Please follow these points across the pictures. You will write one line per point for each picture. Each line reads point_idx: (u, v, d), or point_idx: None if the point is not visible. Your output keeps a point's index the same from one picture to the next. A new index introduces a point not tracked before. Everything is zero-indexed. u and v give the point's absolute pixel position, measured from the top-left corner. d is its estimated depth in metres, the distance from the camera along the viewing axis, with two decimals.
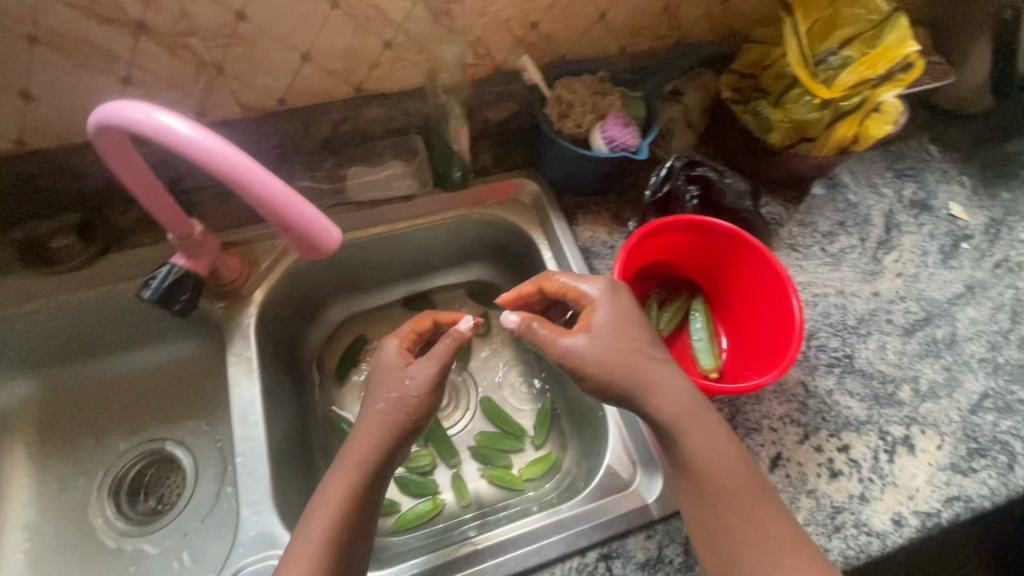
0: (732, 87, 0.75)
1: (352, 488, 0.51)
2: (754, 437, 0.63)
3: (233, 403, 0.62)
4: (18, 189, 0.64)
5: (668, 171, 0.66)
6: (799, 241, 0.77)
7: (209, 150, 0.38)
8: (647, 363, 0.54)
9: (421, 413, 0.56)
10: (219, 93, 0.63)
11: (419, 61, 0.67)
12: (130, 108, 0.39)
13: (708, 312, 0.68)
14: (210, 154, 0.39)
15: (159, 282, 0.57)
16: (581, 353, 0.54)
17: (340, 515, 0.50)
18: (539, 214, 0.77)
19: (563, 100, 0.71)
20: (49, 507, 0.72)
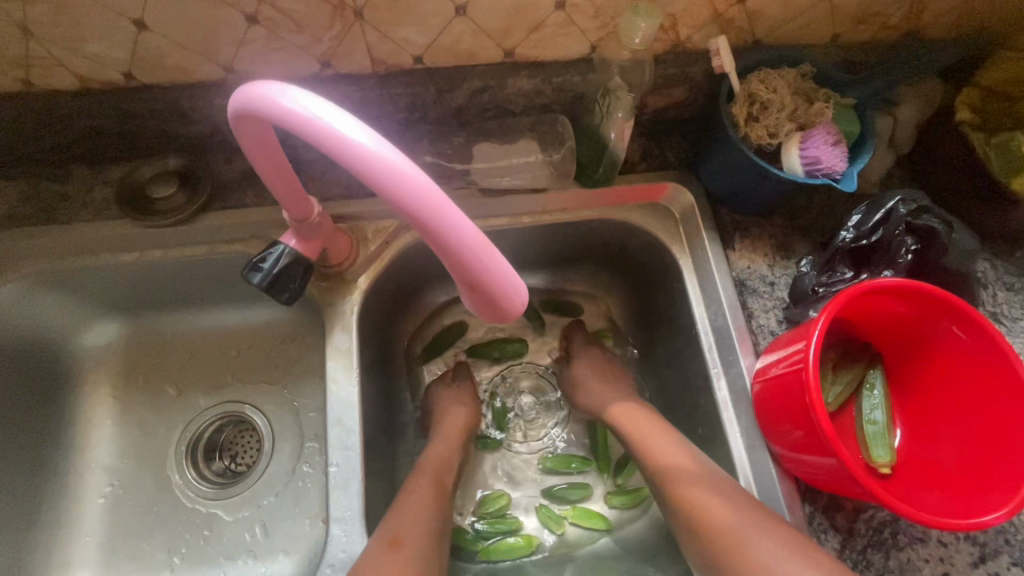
0: (971, 107, 0.58)
1: (427, 488, 0.55)
2: (918, 548, 0.53)
3: (329, 402, 0.56)
4: (123, 123, 0.58)
5: (886, 215, 0.54)
6: (1004, 309, 0.61)
7: (404, 180, 0.31)
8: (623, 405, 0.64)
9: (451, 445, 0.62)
10: (352, 43, 0.52)
11: (591, 28, 0.54)
12: (291, 99, 0.31)
13: (888, 391, 0.55)
14: (407, 190, 0.31)
15: (270, 265, 0.50)
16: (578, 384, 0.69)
17: (418, 519, 0.51)
18: (686, 228, 0.65)
19: (758, 98, 0.56)
20: (129, 453, 0.70)
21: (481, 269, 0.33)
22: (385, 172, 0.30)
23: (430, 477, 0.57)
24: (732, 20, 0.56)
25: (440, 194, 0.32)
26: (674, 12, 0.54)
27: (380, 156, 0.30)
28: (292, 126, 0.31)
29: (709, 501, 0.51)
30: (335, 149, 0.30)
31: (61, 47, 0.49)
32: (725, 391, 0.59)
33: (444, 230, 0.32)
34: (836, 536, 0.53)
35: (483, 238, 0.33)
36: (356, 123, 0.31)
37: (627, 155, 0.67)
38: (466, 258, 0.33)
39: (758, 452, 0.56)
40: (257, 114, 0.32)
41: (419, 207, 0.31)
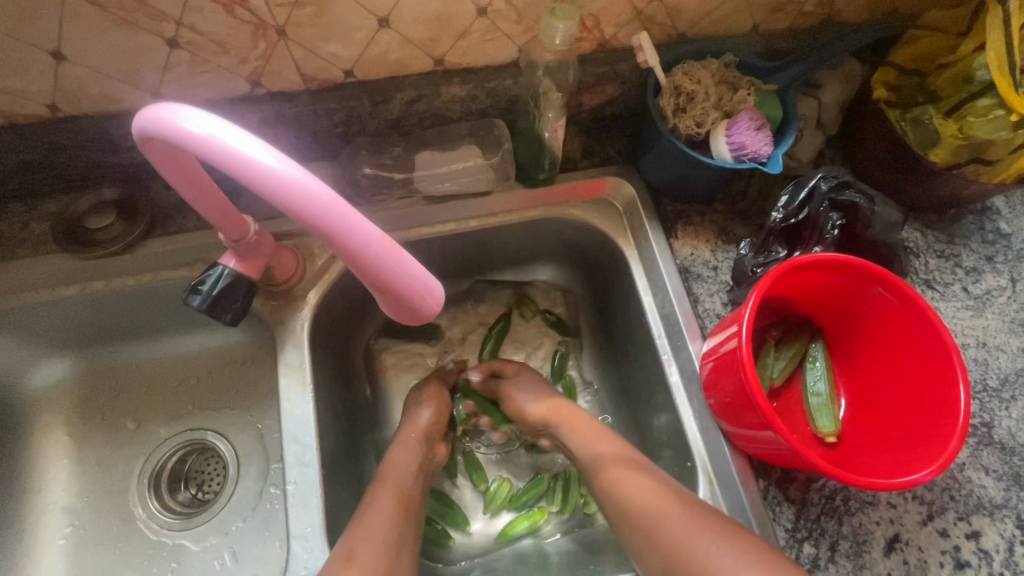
0: (885, 85, 0.61)
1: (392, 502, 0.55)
2: (868, 512, 0.55)
3: (285, 420, 0.56)
4: (53, 157, 0.57)
5: (809, 193, 0.56)
6: (936, 276, 0.64)
7: (306, 196, 0.31)
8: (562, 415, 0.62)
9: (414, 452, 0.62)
10: (279, 61, 0.52)
11: (516, 33, 0.55)
12: (191, 119, 0.31)
13: (829, 361, 0.56)
14: (309, 207, 0.31)
15: (210, 287, 0.49)
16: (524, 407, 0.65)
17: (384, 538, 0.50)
18: (631, 221, 0.67)
19: (683, 89, 0.58)
20: (90, 491, 0.68)
21: (393, 275, 0.35)
22: (283, 187, 0.31)
23: (392, 486, 0.56)
24: (653, 17, 0.58)
25: (342, 204, 0.32)
26: (595, 12, 0.56)
27: (278, 171, 0.31)
28: (192, 147, 0.31)
29: (634, 487, 0.52)
30: (234, 166, 0.31)
31: None
32: (677, 375, 0.60)
33: (350, 241, 0.33)
34: (791, 508, 0.55)
35: (392, 246, 0.34)
36: (255, 142, 0.31)
37: (567, 153, 0.68)
38: (378, 266, 0.34)
39: (712, 433, 0.58)
40: (161, 139, 0.32)
41: (320, 219, 0.32)
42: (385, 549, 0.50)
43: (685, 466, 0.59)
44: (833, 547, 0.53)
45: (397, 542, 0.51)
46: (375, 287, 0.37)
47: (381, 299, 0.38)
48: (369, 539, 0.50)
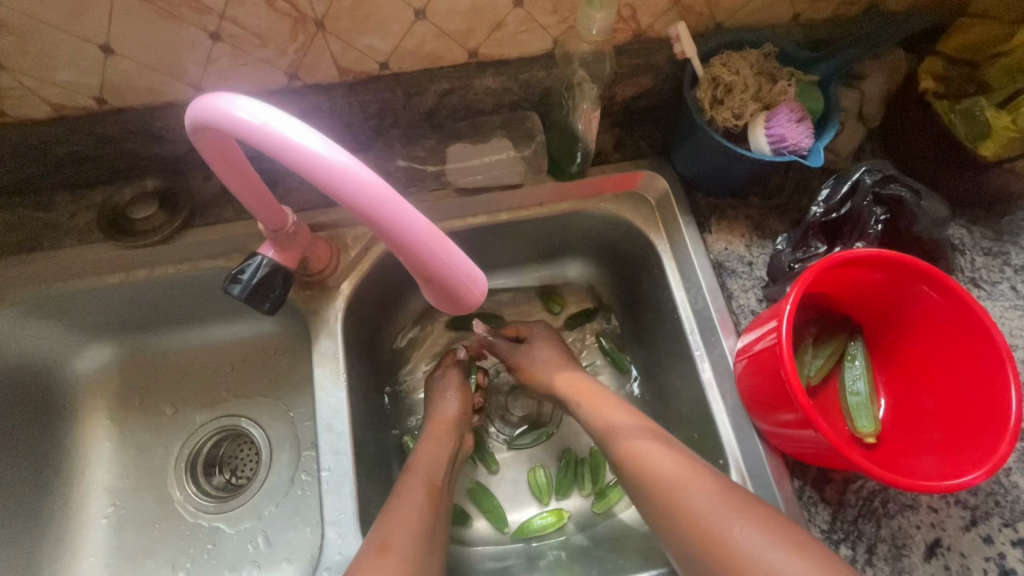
0: (933, 75, 0.59)
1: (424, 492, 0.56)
2: (908, 516, 0.53)
3: (319, 408, 0.57)
4: (99, 149, 0.59)
5: (852, 186, 0.55)
6: (983, 274, 0.62)
7: (356, 184, 0.32)
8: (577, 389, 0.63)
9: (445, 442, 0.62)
10: (317, 54, 0.53)
11: (552, 24, 0.55)
12: (244, 108, 0.32)
13: (869, 360, 0.55)
14: (359, 195, 0.32)
15: (249, 276, 0.50)
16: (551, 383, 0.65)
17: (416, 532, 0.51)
18: (663, 215, 0.66)
19: (721, 80, 0.57)
20: (130, 473, 0.71)
21: (438, 265, 0.35)
22: (333, 176, 0.31)
23: (423, 479, 0.56)
24: (691, 6, 0.57)
25: (391, 194, 0.33)
26: (632, 2, 0.55)
27: (327, 159, 0.31)
28: (245, 136, 0.32)
29: (667, 466, 0.52)
30: (285, 154, 0.31)
31: (32, 77, 0.50)
32: (709, 372, 0.60)
33: (398, 230, 0.33)
34: (827, 508, 0.53)
35: (438, 236, 0.34)
36: (308, 131, 0.31)
37: (599, 146, 0.67)
38: (423, 255, 0.35)
39: (746, 431, 0.57)
40: (214, 127, 0.33)
41: (367, 207, 0.32)
42: (421, 537, 0.51)
43: (716, 464, 0.59)
44: (871, 550, 0.52)
45: (428, 533, 0.52)
46: (418, 276, 0.37)
47: (423, 289, 0.39)
48: (401, 528, 0.51)
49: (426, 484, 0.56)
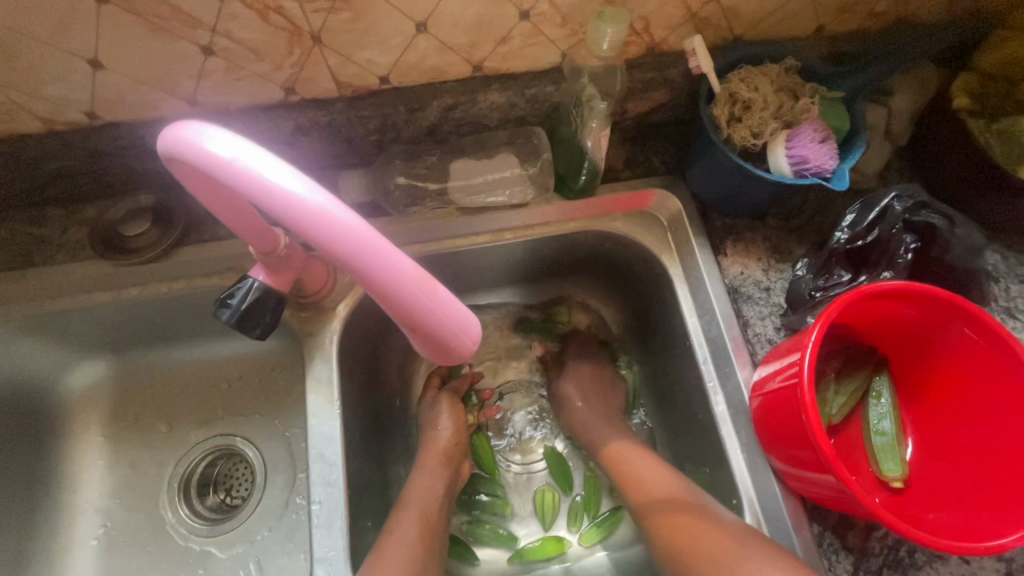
0: (968, 93, 0.55)
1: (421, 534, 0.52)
2: (937, 567, 0.49)
3: (311, 436, 0.54)
4: (90, 164, 0.57)
5: (881, 212, 0.51)
6: (1019, 304, 0.58)
7: (342, 230, 0.30)
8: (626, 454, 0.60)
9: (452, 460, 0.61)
10: (314, 68, 0.51)
11: (560, 37, 0.52)
12: (215, 142, 0.30)
13: (895, 399, 0.51)
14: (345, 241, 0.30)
15: (239, 301, 0.48)
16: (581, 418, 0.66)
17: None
18: (675, 237, 0.63)
19: (739, 98, 0.54)
20: (121, 494, 0.69)
21: (424, 312, 0.33)
22: (311, 217, 0.29)
23: (417, 514, 0.54)
24: (708, 19, 0.54)
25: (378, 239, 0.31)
26: (646, 15, 0.52)
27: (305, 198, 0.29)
28: (222, 174, 0.29)
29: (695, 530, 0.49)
30: (260, 193, 0.29)
31: (20, 91, 0.49)
32: (723, 405, 0.56)
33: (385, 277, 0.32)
34: (849, 557, 0.50)
35: (427, 282, 0.33)
36: (290, 172, 0.29)
37: (609, 163, 0.64)
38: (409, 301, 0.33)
39: (761, 470, 0.53)
40: (188, 162, 0.30)
41: (349, 252, 0.30)
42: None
43: (730, 503, 0.55)
44: None
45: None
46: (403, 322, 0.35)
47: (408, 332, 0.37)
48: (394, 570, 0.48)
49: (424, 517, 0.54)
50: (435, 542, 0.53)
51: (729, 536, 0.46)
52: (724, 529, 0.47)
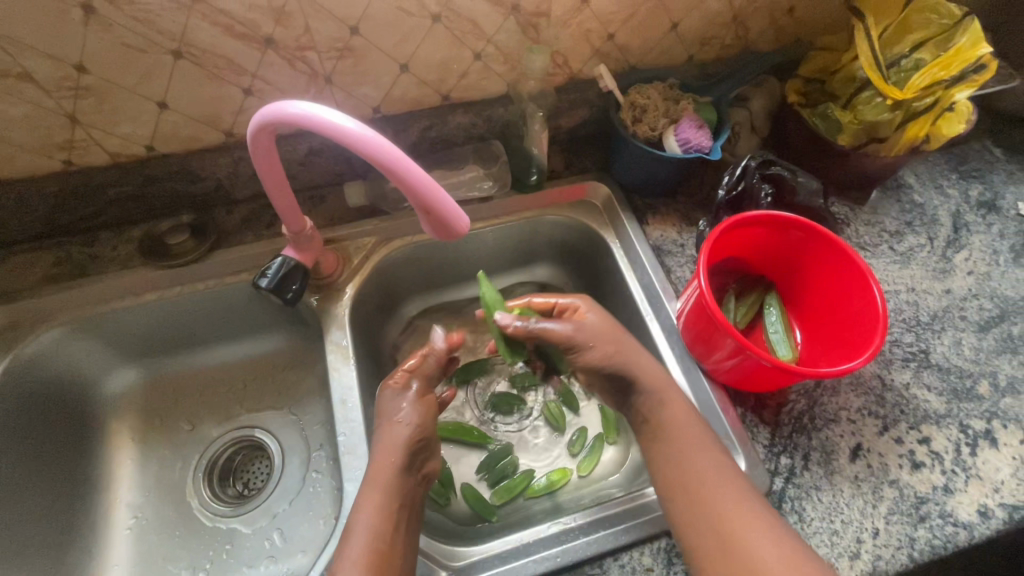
0: (799, 91, 0.78)
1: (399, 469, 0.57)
2: (833, 428, 0.64)
3: (333, 387, 0.66)
4: (142, 190, 0.71)
5: (743, 170, 0.70)
6: (866, 240, 0.78)
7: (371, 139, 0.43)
8: (637, 361, 0.62)
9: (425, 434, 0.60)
10: (325, 102, 0.69)
11: (504, 71, 0.72)
12: (291, 104, 0.44)
13: (783, 308, 0.68)
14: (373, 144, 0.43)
15: (274, 272, 0.63)
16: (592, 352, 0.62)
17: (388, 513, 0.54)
18: (609, 216, 0.81)
19: (638, 105, 0.74)
20: (152, 486, 0.77)
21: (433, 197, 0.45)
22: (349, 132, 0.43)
23: (382, 491, 0.55)
24: (608, 54, 0.75)
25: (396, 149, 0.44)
26: (564, 53, 0.73)
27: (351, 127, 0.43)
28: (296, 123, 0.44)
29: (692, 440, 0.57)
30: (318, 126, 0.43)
31: (98, 130, 0.64)
32: (658, 330, 0.72)
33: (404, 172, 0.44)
34: (766, 428, 0.64)
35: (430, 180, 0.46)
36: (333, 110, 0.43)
37: (552, 167, 0.84)
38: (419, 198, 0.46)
39: (694, 374, 0.68)
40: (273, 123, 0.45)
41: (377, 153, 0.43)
42: (376, 560, 0.51)
43: None
44: (806, 457, 0.63)
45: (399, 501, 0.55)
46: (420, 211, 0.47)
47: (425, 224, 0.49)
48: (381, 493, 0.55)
49: (394, 477, 0.56)
50: (405, 504, 0.56)
51: (771, 537, 0.51)
52: (768, 528, 0.52)
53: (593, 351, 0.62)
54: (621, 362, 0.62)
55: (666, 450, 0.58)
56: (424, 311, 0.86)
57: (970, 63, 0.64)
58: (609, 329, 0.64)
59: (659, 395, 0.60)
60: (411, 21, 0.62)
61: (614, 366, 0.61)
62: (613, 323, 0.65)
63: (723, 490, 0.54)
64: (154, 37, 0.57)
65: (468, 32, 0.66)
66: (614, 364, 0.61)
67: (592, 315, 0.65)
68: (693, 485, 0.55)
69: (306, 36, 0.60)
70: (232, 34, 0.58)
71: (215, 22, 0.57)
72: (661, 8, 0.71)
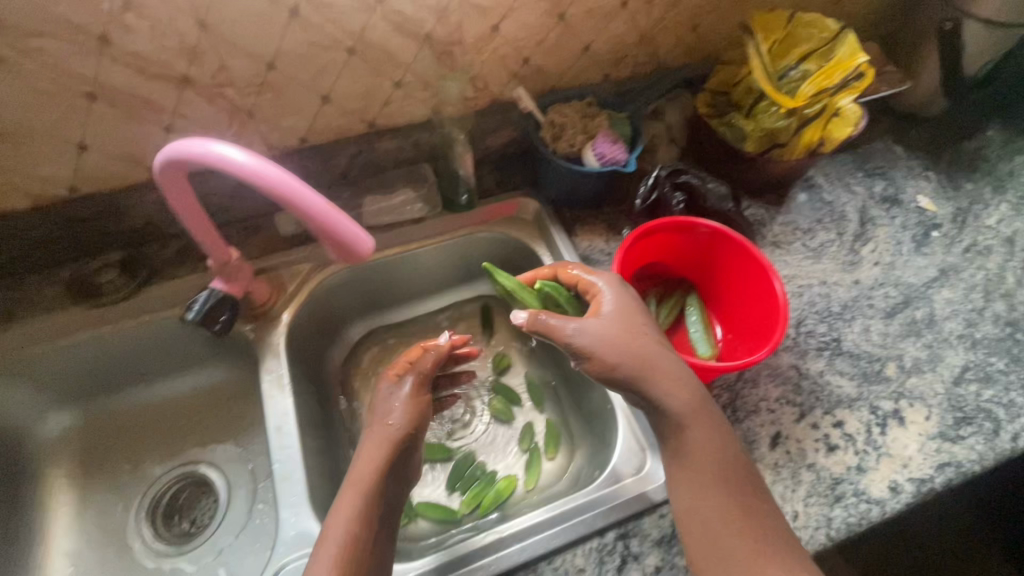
0: (707, 104, 0.82)
1: (368, 493, 0.55)
2: (754, 418, 0.68)
3: (269, 415, 0.67)
4: (67, 231, 0.71)
5: (654, 180, 0.75)
6: (781, 238, 0.83)
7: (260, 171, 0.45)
8: (661, 362, 0.59)
9: (408, 431, 0.61)
10: (250, 136, 0.70)
11: (426, 97, 0.75)
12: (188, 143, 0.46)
13: (702, 307, 0.72)
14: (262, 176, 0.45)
15: (200, 305, 0.64)
16: (595, 335, 0.59)
17: (359, 530, 0.53)
18: (540, 229, 0.84)
19: (556, 123, 0.78)
20: (91, 532, 0.75)
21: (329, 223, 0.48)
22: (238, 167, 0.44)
23: (361, 492, 0.55)
24: (527, 76, 0.79)
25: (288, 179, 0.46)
26: (482, 78, 0.76)
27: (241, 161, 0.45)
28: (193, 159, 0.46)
29: (704, 449, 0.56)
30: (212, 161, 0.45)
31: (16, 174, 0.64)
32: None
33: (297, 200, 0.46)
34: None
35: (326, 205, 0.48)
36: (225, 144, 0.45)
37: (484, 186, 0.87)
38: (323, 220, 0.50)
39: None
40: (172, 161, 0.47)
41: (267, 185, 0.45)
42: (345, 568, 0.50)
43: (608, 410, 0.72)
44: None
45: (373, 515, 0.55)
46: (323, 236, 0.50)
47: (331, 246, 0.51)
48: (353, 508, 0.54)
49: (362, 494, 0.55)
50: (379, 523, 0.55)
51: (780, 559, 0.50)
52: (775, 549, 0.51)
53: (605, 337, 0.59)
54: (639, 349, 0.59)
55: (683, 459, 0.57)
56: (368, 333, 0.88)
57: (849, 73, 0.70)
58: (631, 319, 0.61)
59: (683, 396, 0.58)
60: (326, 55, 0.65)
61: (635, 352, 0.59)
62: (639, 311, 0.62)
63: (748, 522, 0.53)
64: (66, 82, 0.58)
65: (385, 62, 0.68)
66: (646, 367, 0.58)
67: (619, 299, 0.63)
68: (699, 501, 0.55)
69: (222, 74, 0.62)
70: (145, 75, 0.60)
71: (127, 65, 0.58)
72: (570, 32, 0.75)
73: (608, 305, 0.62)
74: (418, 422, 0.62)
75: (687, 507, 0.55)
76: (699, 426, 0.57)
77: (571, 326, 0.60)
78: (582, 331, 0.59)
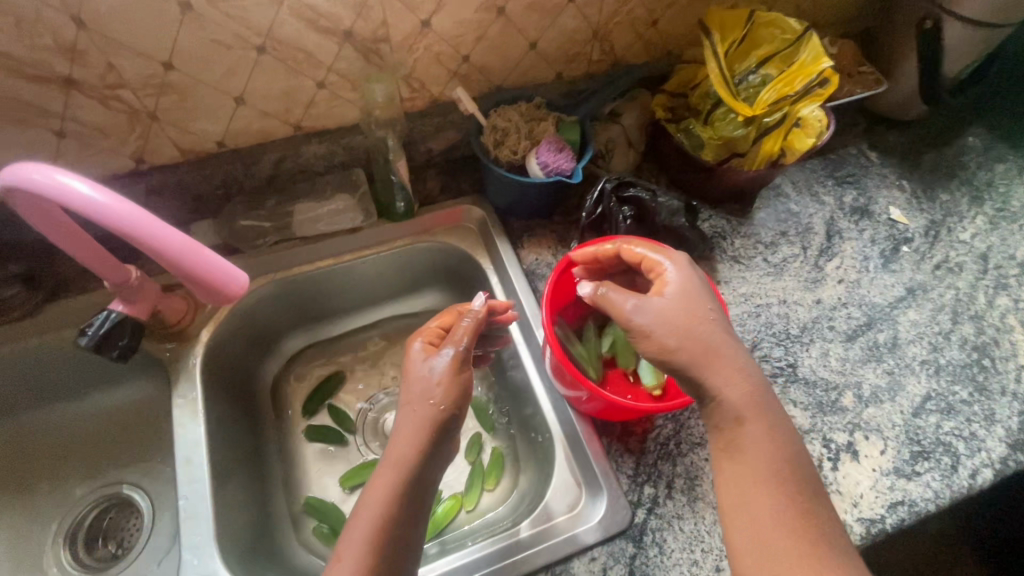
0: (664, 106, 0.77)
1: (396, 486, 0.49)
2: (698, 452, 0.64)
3: (177, 445, 0.62)
4: None
5: (600, 193, 0.70)
6: (741, 252, 0.78)
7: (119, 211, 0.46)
8: (712, 339, 0.51)
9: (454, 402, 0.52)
10: (157, 140, 0.64)
11: (355, 98, 0.69)
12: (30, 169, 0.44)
13: None
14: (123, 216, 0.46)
15: (96, 328, 0.58)
16: (650, 310, 0.51)
17: (383, 525, 0.47)
18: (485, 240, 0.79)
19: (499, 128, 0.72)
20: (0, 563, 0.70)
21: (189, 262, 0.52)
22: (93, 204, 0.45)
23: (400, 477, 0.49)
24: (468, 75, 0.73)
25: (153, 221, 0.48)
26: (418, 77, 0.70)
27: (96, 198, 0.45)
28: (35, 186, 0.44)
29: (772, 442, 0.49)
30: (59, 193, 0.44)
31: None
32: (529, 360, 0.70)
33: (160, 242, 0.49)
34: (630, 457, 0.63)
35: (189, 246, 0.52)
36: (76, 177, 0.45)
37: (427, 192, 0.81)
38: (187, 258, 0.52)
39: (562, 405, 0.67)
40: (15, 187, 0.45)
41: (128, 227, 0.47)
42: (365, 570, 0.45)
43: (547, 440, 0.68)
44: (670, 485, 0.61)
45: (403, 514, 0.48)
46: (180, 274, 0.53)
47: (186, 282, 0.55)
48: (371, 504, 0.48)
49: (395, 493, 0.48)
50: (408, 515, 0.48)
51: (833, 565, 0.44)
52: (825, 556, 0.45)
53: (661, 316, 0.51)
54: (699, 331, 0.51)
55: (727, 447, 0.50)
56: (305, 347, 0.83)
57: (811, 79, 0.65)
58: (687, 293, 0.53)
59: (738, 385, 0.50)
60: (233, 53, 0.59)
61: (689, 335, 0.51)
62: (706, 289, 0.54)
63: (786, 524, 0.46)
64: None
65: (303, 61, 0.62)
66: (705, 352, 0.50)
67: (680, 274, 0.54)
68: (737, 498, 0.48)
69: (112, 74, 0.56)
70: (21, 76, 0.54)
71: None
72: (513, 27, 0.69)
73: (670, 269, 0.55)
74: (459, 399, 0.53)
75: (730, 509, 0.48)
76: (759, 418, 0.50)
77: (631, 302, 0.52)
78: (642, 307, 0.52)
